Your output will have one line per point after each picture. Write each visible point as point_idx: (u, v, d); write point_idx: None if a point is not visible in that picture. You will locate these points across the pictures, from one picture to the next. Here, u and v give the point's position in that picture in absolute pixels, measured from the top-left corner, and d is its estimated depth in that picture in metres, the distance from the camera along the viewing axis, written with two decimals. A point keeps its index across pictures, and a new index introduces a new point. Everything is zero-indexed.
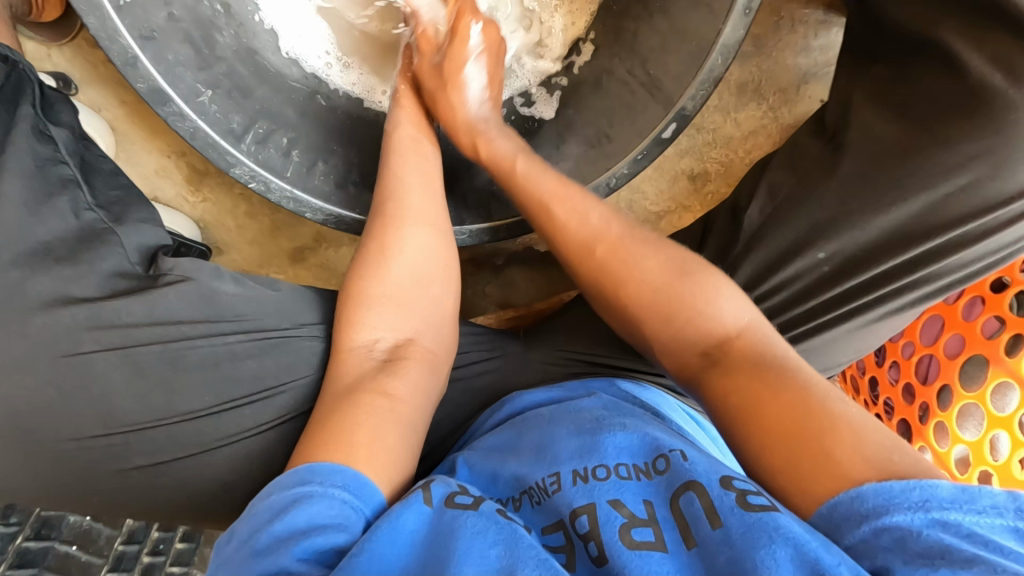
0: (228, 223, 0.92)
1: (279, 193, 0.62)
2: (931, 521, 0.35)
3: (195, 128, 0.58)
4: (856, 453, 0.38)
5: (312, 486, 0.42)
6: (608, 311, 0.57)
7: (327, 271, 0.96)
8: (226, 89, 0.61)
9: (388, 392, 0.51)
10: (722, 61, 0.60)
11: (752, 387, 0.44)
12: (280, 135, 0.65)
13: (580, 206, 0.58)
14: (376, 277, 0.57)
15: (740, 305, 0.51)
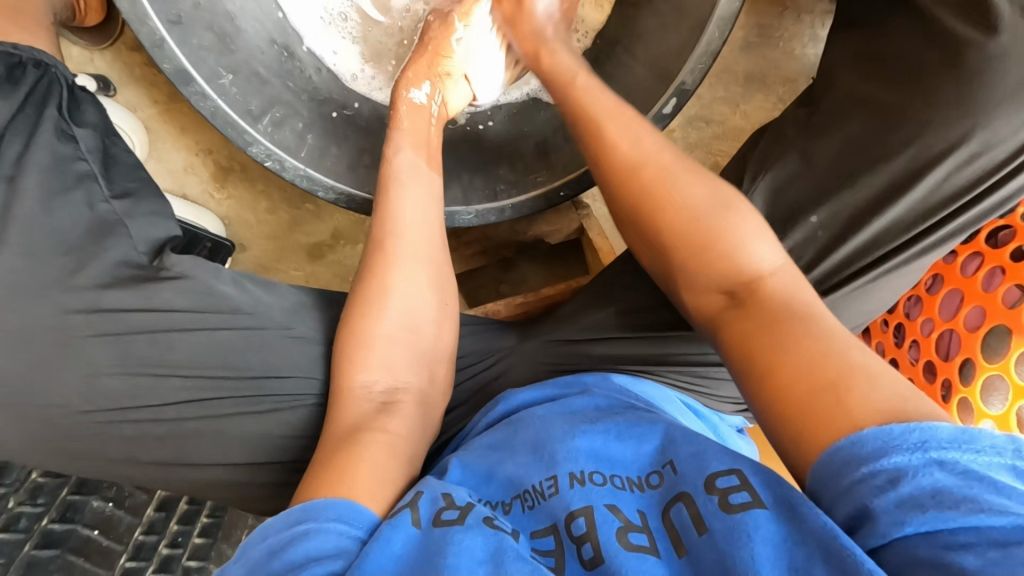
0: (250, 220, 0.96)
1: (293, 172, 0.65)
2: (929, 463, 0.33)
3: (216, 107, 0.62)
4: (874, 394, 0.36)
5: (309, 523, 0.41)
6: (643, 240, 0.54)
7: (344, 267, 0.99)
8: (245, 75, 0.65)
9: (387, 427, 0.51)
10: (720, 35, 0.61)
11: (768, 330, 0.43)
12: (296, 120, 0.68)
13: (628, 133, 0.56)
14: (381, 291, 0.58)
15: (774, 249, 0.48)
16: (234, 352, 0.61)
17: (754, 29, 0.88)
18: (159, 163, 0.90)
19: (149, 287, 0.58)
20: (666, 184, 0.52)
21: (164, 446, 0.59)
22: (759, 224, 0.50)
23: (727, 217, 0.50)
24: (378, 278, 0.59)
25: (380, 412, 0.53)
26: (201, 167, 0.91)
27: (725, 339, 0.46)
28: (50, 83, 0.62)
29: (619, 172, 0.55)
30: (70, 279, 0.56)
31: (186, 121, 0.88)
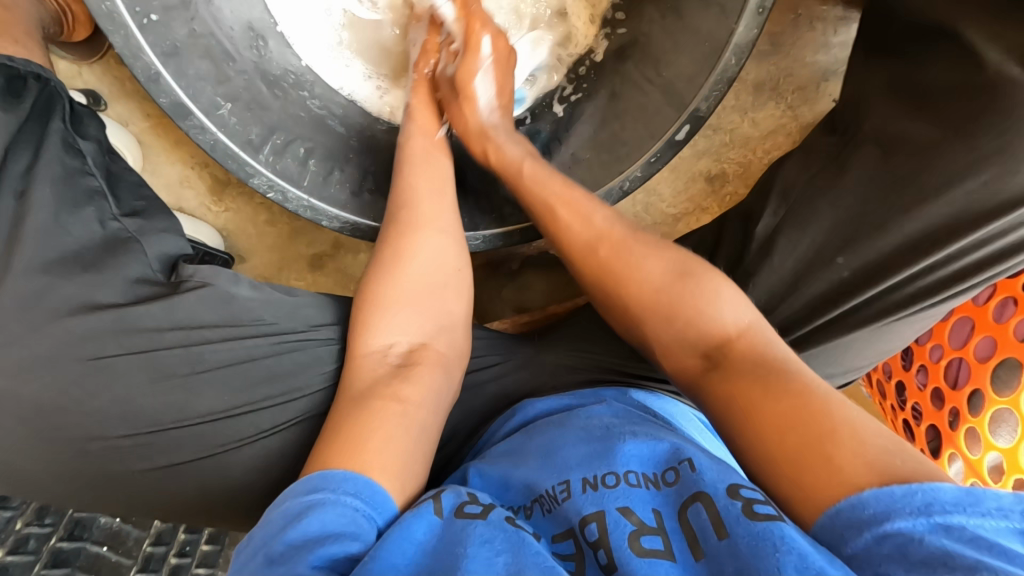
0: (249, 232, 0.94)
1: (296, 203, 0.64)
2: (934, 527, 0.34)
3: (216, 140, 0.60)
4: (857, 456, 0.38)
5: (324, 495, 0.41)
6: (623, 323, 0.57)
7: (346, 277, 0.97)
8: (244, 102, 0.63)
9: (404, 399, 0.50)
10: (736, 61, 0.59)
11: (753, 388, 0.44)
12: (298, 145, 0.66)
13: (585, 208, 0.60)
14: (390, 270, 0.58)
15: (742, 308, 0.51)
16: (260, 364, 0.60)
17: (765, 36, 0.85)
18: (154, 179, 0.87)
19: (171, 302, 0.58)
20: (632, 253, 0.56)
21: (175, 479, 0.58)
22: (718, 278, 0.52)
23: (690, 275, 0.53)
24: (385, 256, 0.59)
25: (395, 381, 0.52)
26: (197, 182, 0.89)
27: (710, 406, 0.48)
28: (49, 95, 0.62)
29: (578, 253, 0.58)
30: (88, 295, 0.57)
31: (180, 136, 0.85)
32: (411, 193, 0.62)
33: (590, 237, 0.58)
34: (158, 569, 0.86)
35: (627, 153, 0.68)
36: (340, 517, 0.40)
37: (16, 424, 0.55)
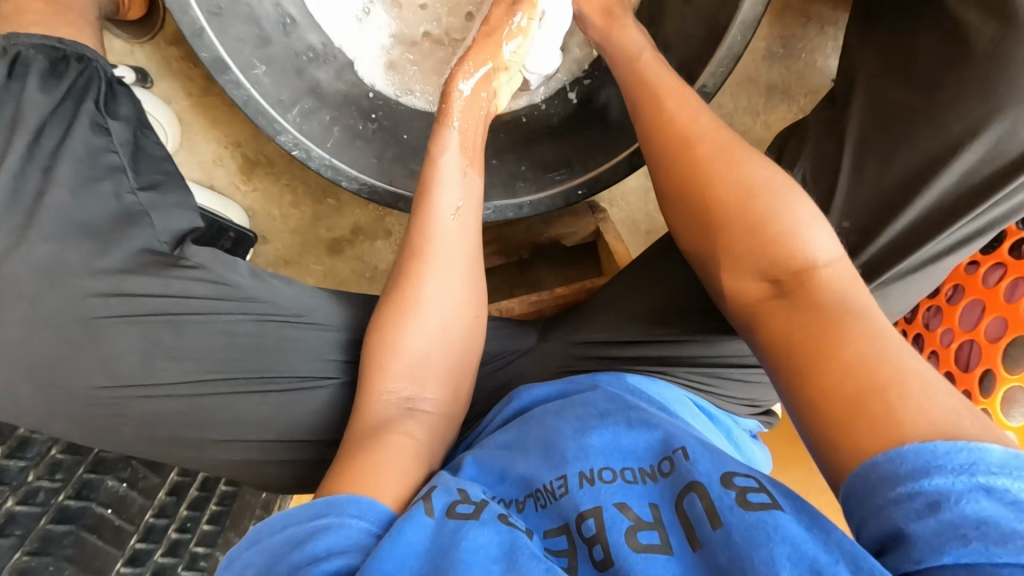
0: (274, 213, 0.98)
1: (318, 161, 0.67)
2: (975, 487, 0.33)
3: (249, 96, 0.65)
4: (916, 411, 0.36)
5: (330, 517, 0.42)
6: (686, 215, 0.56)
7: (363, 263, 1.01)
8: (278, 68, 0.68)
9: (414, 436, 0.52)
10: (742, 38, 0.63)
11: (824, 326, 0.42)
12: (324, 112, 0.71)
13: (691, 116, 0.59)
14: (409, 316, 0.58)
15: (830, 244, 0.48)
16: (255, 335, 0.63)
17: (777, 39, 0.88)
18: (189, 154, 0.92)
19: (168, 273, 0.61)
20: (716, 160, 0.55)
21: (187, 424, 0.61)
22: (813, 214, 0.50)
23: (779, 203, 0.50)
24: (407, 294, 0.59)
25: (407, 420, 0.53)
26: (229, 160, 0.94)
27: (771, 328, 0.47)
28: (91, 77, 0.63)
29: (672, 140, 0.59)
30: (91, 263, 0.58)
31: (218, 114, 0.91)
32: (432, 233, 0.60)
33: (687, 142, 0.57)
34: (159, 539, 0.88)
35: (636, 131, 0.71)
36: (344, 539, 0.40)
37: (35, 361, 0.58)
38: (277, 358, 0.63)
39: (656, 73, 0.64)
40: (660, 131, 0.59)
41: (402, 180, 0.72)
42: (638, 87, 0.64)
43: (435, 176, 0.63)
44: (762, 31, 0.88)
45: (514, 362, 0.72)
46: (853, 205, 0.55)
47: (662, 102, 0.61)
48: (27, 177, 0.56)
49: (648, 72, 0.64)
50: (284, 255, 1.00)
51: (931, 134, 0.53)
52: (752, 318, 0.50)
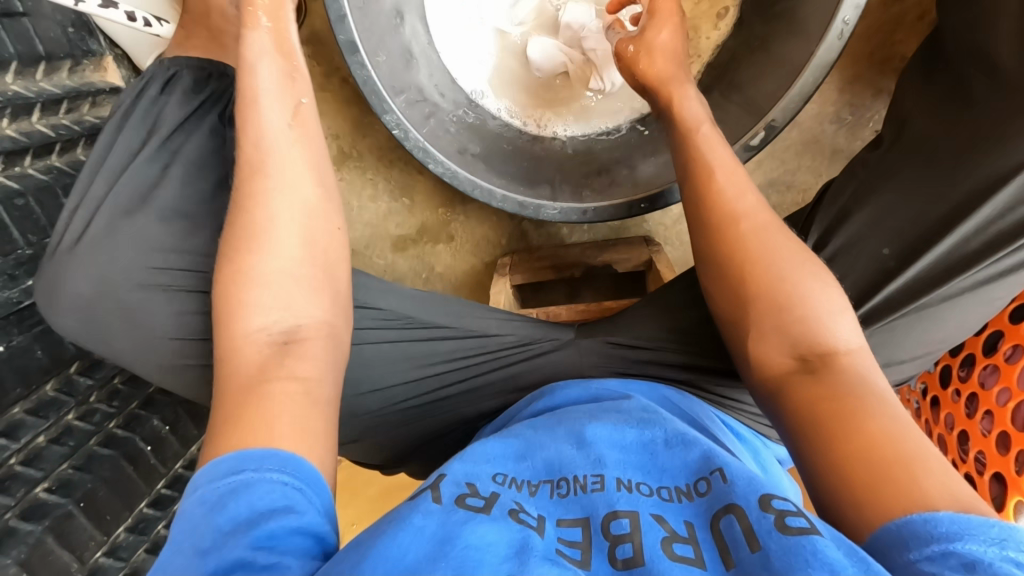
0: (352, 204, 1.07)
1: (413, 142, 0.75)
2: (1005, 559, 0.34)
3: (368, 77, 0.70)
4: (940, 485, 0.39)
5: (247, 473, 0.39)
6: (718, 281, 0.56)
7: (422, 263, 1.11)
8: (391, 60, 0.76)
9: (295, 373, 0.45)
10: (816, 79, 0.67)
11: (848, 406, 0.44)
12: (423, 107, 0.80)
13: (737, 188, 0.58)
14: (246, 257, 0.48)
15: (853, 331, 0.50)
16: None
17: (847, 106, 0.93)
18: None
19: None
20: (762, 239, 0.55)
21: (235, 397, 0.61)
22: (843, 300, 0.51)
23: (811, 285, 0.51)
24: (248, 226, 0.49)
25: (288, 353, 0.46)
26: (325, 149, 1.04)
27: (793, 402, 0.48)
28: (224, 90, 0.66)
29: (717, 216, 0.57)
30: (184, 240, 0.60)
31: (325, 107, 1.01)
32: (274, 145, 0.52)
33: (729, 211, 0.57)
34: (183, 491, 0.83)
35: None
36: (268, 493, 0.38)
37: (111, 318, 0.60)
38: None
39: (714, 148, 0.62)
40: (707, 198, 0.58)
41: (481, 171, 0.80)
42: (677, 148, 0.64)
43: (256, 96, 0.53)
44: (833, 97, 0.92)
45: (544, 355, 0.67)
46: (896, 236, 0.59)
47: (710, 171, 0.60)
48: (148, 171, 0.60)
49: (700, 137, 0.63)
50: (353, 243, 1.10)
51: (979, 171, 0.57)
52: (775, 391, 0.50)
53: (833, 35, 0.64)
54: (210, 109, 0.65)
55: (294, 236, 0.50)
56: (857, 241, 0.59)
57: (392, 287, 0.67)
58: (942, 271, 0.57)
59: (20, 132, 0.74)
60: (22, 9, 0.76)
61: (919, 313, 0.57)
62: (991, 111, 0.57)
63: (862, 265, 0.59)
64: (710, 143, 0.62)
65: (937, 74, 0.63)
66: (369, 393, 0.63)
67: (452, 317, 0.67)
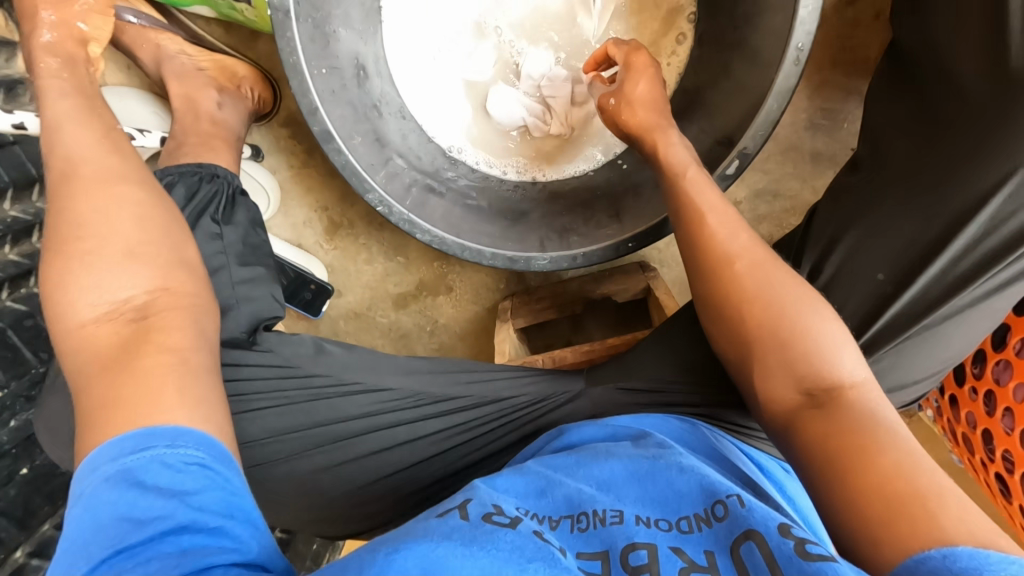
0: (349, 269, 1.09)
1: (398, 217, 0.77)
2: None
3: (347, 161, 0.73)
4: (957, 518, 0.38)
5: (159, 449, 0.39)
6: (717, 323, 0.58)
7: (425, 318, 1.12)
8: (369, 137, 0.79)
9: (168, 349, 0.45)
10: (778, 105, 0.70)
11: (860, 438, 0.45)
12: (404, 175, 0.82)
13: (726, 230, 0.60)
14: (75, 252, 0.47)
15: (858, 363, 0.51)
16: (315, 402, 0.62)
17: (818, 111, 0.94)
18: (284, 216, 1.05)
19: (241, 353, 0.60)
20: (758, 277, 0.56)
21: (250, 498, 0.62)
22: (843, 333, 0.52)
23: (809, 318, 0.53)
24: (73, 229, 0.48)
25: (146, 322, 0.46)
26: (317, 221, 1.06)
27: (803, 435, 0.49)
28: (217, 192, 0.68)
29: (711, 258, 0.59)
30: None
31: (312, 182, 1.04)
32: (91, 151, 0.52)
33: (724, 253, 0.59)
34: None
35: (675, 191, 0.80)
36: (178, 468, 0.39)
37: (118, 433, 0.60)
38: (331, 429, 0.62)
39: (701, 192, 0.64)
40: (700, 243, 0.61)
41: (468, 231, 0.82)
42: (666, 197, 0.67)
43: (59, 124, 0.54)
44: (803, 105, 0.93)
45: (558, 411, 0.68)
46: (889, 257, 0.61)
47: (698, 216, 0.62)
48: None
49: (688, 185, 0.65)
50: (355, 307, 1.11)
51: (962, 194, 0.60)
52: (786, 427, 0.51)
53: (788, 58, 0.68)
54: (200, 212, 0.64)
55: (132, 221, 0.50)
56: (848, 265, 0.62)
57: (395, 361, 0.67)
58: (938, 287, 0.60)
59: (22, 254, 0.76)
60: (13, 137, 0.76)
61: (921, 332, 0.61)
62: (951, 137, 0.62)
63: (859, 291, 0.61)
64: (699, 187, 0.64)
65: (905, 96, 0.67)
66: (389, 476, 0.64)
67: (462, 386, 0.67)
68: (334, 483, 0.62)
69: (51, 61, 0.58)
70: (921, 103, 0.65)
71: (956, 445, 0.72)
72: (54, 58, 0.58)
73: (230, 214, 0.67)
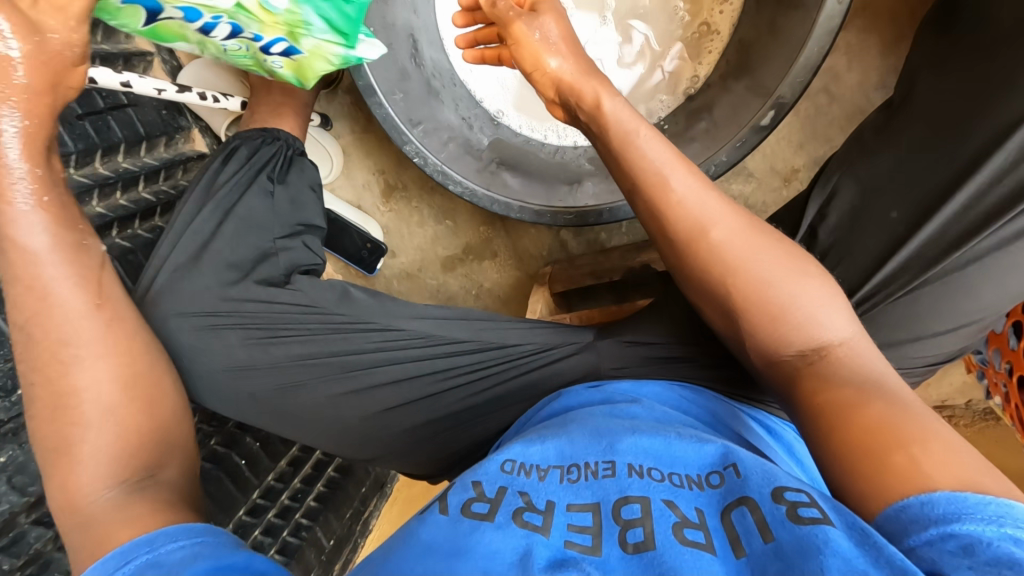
0: (402, 231, 1.16)
1: (432, 167, 0.83)
2: (1005, 537, 0.35)
3: (387, 115, 0.79)
4: (941, 461, 0.40)
5: (140, 559, 0.40)
6: (702, 291, 0.57)
7: (472, 281, 1.17)
8: (408, 94, 0.84)
9: (160, 497, 0.47)
10: (820, 48, 0.74)
11: (847, 391, 0.47)
12: (442, 133, 0.88)
13: (694, 194, 0.57)
14: (67, 433, 0.47)
15: (845, 321, 0.52)
16: (341, 330, 0.69)
17: (892, 70, 0.97)
18: (345, 178, 1.14)
19: (276, 291, 0.68)
20: (736, 245, 0.55)
21: (280, 420, 0.68)
22: (829, 289, 0.53)
23: (797, 282, 0.53)
24: (64, 419, 0.48)
25: (149, 475, 0.49)
26: (374, 185, 1.14)
27: (801, 386, 0.51)
28: (275, 153, 0.76)
29: (687, 229, 0.56)
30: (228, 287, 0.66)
31: (372, 146, 1.12)
32: (81, 331, 0.51)
33: (696, 223, 0.56)
34: (275, 500, 0.95)
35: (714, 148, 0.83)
36: (168, 557, 0.40)
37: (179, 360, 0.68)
38: (352, 359, 0.68)
39: (653, 155, 0.59)
40: (668, 215, 0.57)
41: (498, 187, 0.88)
42: (615, 166, 0.61)
43: (44, 296, 0.50)
44: (875, 64, 0.97)
45: (565, 359, 0.69)
46: (909, 198, 0.64)
47: (662, 183, 0.57)
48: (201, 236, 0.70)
49: (637, 146, 0.59)
50: (407, 268, 1.18)
51: (983, 126, 0.61)
52: (795, 393, 0.51)
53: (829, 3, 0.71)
54: (257, 172, 0.73)
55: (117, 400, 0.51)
56: (851, 212, 0.66)
57: (413, 308, 0.72)
58: (957, 227, 0.61)
59: (130, 200, 0.92)
60: (127, 101, 0.93)
61: (935, 277, 0.61)
62: (986, 80, 0.62)
63: (876, 229, 0.64)
64: (652, 153, 0.59)
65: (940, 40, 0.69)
66: (403, 405, 0.68)
67: (471, 331, 0.71)
68: (356, 407, 0.67)
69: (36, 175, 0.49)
70: (952, 45, 0.67)
71: None
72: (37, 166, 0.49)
73: (285, 173, 0.76)
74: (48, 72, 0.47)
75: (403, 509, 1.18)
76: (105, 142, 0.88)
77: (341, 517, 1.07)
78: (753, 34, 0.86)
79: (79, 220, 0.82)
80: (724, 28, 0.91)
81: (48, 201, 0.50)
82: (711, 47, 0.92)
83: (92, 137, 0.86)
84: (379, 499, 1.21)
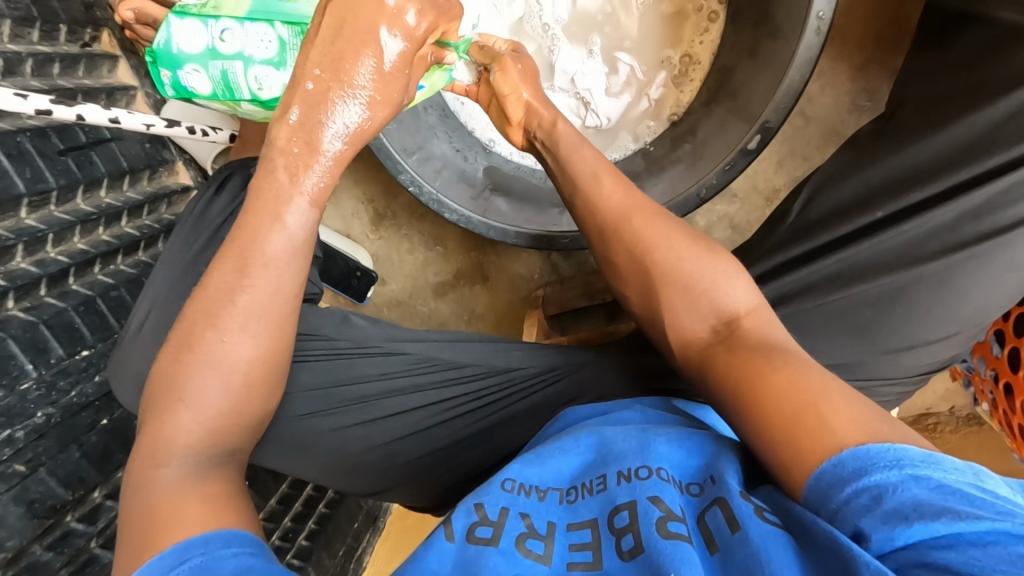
0: (392, 258, 1.16)
1: (428, 195, 0.85)
2: (904, 478, 0.37)
3: (382, 143, 0.82)
4: (847, 420, 0.41)
5: (194, 560, 0.36)
6: (628, 278, 0.62)
7: (464, 305, 1.16)
8: (403, 122, 0.86)
9: None
10: (800, 78, 0.78)
11: (755, 360, 0.49)
12: (435, 161, 0.90)
13: (616, 189, 0.65)
14: (182, 390, 0.48)
15: (748, 291, 0.57)
16: (343, 357, 0.68)
17: (861, 93, 1.02)
18: (333, 207, 1.13)
19: None
20: (653, 230, 0.61)
21: (275, 458, 0.64)
22: (732, 270, 0.58)
23: (706, 263, 0.58)
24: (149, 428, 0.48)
25: (214, 468, 0.48)
26: (363, 213, 1.14)
27: (716, 365, 0.53)
28: None
29: (608, 219, 0.64)
30: None
31: (361, 175, 1.12)
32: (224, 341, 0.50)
33: (618, 212, 0.64)
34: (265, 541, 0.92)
35: (702, 172, 0.87)
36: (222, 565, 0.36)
37: None
38: (355, 386, 0.66)
39: (586, 160, 0.68)
40: (597, 207, 0.65)
41: (492, 213, 0.90)
42: (559, 174, 0.71)
43: (207, 307, 0.50)
44: (845, 87, 1.02)
45: (564, 380, 0.69)
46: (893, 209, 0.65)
47: (591, 182, 0.67)
48: (203, 258, 0.68)
49: (573, 151, 0.69)
50: (398, 295, 1.17)
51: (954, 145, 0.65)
52: (721, 368, 0.52)
53: (811, 27, 0.74)
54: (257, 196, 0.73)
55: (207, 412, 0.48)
56: (831, 223, 0.68)
57: (414, 334, 0.72)
58: (949, 236, 0.62)
59: (113, 236, 0.91)
60: (110, 135, 0.92)
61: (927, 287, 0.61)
62: (957, 107, 0.67)
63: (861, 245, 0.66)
64: (583, 158, 0.68)
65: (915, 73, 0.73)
66: (409, 436, 0.67)
67: (475, 356, 0.71)
68: (363, 439, 0.65)
69: (326, 178, 0.52)
70: None
71: (1015, 440, 0.69)
72: (334, 177, 0.53)
73: None
74: (386, 102, 0.53)
75: (397, 544, 1.14)
76: (87, 177, 0.86)
77: (334, 556, 1.03)
78: (734, 62, 0.90)
79: (60, 259, 0.80)
80: (705, 58, 0.95)
81: (322, 205, 0.53)
82: (694, 75, 0.96)
83: (74, 173, 0.84)
84: (373, 534, 1.16)
